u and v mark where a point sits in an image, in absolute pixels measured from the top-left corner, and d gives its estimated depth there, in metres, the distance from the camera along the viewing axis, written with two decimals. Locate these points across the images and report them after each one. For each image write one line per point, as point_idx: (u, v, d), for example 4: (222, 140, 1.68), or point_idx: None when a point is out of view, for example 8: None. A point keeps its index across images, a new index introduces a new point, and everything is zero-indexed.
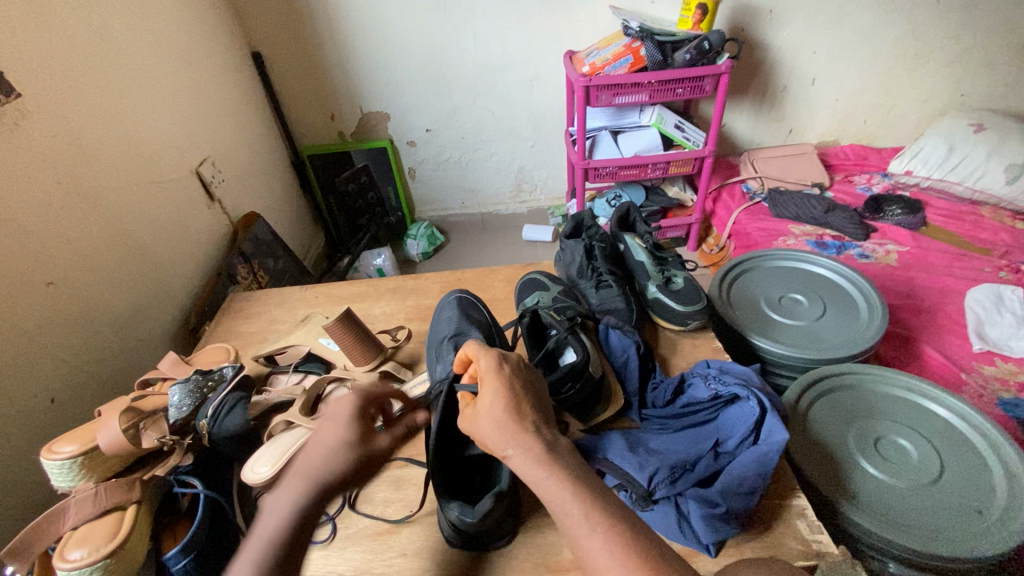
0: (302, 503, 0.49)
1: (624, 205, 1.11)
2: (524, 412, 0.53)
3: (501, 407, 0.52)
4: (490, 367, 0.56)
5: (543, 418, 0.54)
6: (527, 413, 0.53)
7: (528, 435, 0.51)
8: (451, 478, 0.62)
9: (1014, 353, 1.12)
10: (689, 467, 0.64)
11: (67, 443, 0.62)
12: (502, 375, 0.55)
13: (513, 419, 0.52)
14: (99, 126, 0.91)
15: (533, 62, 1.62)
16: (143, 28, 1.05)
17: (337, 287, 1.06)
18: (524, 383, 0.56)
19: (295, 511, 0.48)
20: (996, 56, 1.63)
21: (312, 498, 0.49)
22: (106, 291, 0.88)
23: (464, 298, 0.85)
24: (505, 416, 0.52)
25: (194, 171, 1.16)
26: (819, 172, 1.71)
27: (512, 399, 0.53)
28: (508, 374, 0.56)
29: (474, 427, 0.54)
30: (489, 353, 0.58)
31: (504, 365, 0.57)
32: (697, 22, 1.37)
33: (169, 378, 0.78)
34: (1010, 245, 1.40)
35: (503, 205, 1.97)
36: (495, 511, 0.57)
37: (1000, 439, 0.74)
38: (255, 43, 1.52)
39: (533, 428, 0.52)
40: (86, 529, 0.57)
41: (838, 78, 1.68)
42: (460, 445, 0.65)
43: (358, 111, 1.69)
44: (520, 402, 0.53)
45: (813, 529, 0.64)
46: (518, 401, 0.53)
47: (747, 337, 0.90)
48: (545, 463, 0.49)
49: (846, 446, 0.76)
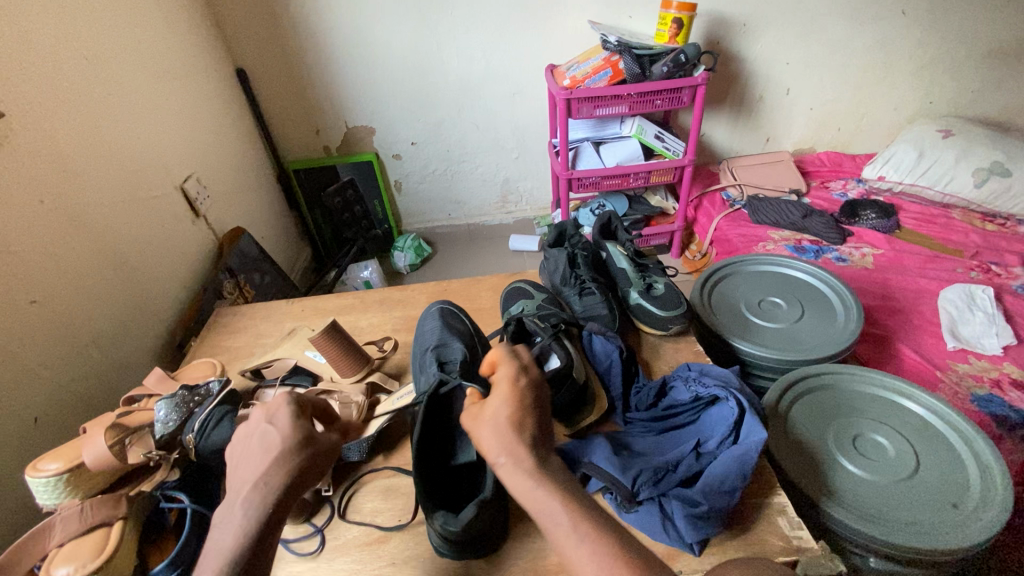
0: (254, 517, 0.46)
1: (605, 213, 1.13)
2: (526, 424, 0.53)
3: (506, 413, 0.53)
4: (509, 376, 0.57)
5: (543, 429, 0.54)
6: (527, 424, 0.53)
7: (518, 450, 0.51)
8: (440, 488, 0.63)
9: (986, 350, 1.16)
10: (671, 468, 0.66)
11: (52, 461, 0.62)
12: (515, 385, 0.56)
13: (517, 430, 0.52)
14: (83, 144, 0.91)
15: (515, 76, 1.65)
16: (126, 47, 1.06)
17: (324, 300, 1.06)
18: (535, 398, 0.56)
19: (249, 526, 0.46)
20: (960, 66, 1.70)
21: (267, 511, 0.47)
22: (90, 310, 0.88)
23: (447, 309, 0.87)
24: (506, 421, 0.52)
25: (179, 188, 1.16)
26: (796, 179, 1.75)
27: (518, 409, 0.54)
28: (523, 387, 0.56)
29: (476, 425, 0.54)
30: (511, 366, 0.58)
31: (521, 378, 0.57)
32: (673, 36, 1.42)
33: (155, 394, 0.78)
34: (980, 246, 1.45)
35: (489, 216, 1.99)
36: (478, 519, 0.57)
37: (972, 433, 0.77)
38: (239, 59, 1.53)
39: (526, 442, 0.52)
40: (72, 546, 0.56)
41: (811, 88, 1.73)
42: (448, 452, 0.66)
43: (343, 126, 1.71)
44: (527, 411, 0.54)
45: (794, 526, 0.65)
46: (523, 411, 0.54)
47: (728, 341, 0.92)
48: (533, 474, 0.50)
49: (826, 445, 0.77)
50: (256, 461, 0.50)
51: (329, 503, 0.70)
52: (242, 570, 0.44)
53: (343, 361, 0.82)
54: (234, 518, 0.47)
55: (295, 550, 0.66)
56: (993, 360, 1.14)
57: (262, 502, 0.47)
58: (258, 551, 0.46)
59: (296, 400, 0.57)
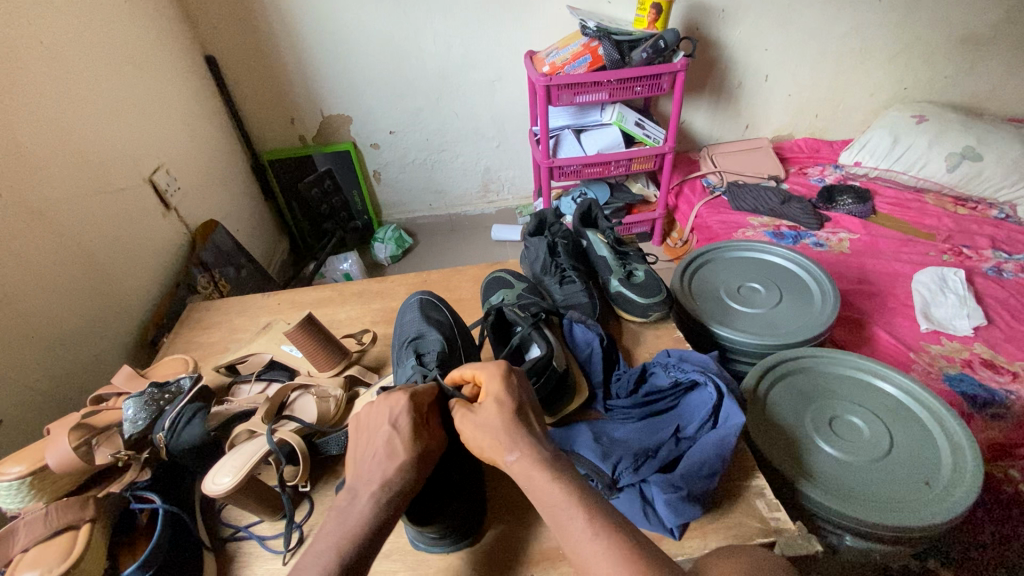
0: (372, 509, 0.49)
1: (586, 201, 1.12)
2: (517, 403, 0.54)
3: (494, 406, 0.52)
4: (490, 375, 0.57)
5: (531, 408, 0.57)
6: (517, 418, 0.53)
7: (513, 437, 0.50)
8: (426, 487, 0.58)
9: (958, 332, 1.19)
10: (651, 455, 0.66)
11: (14, 464, 0.59)
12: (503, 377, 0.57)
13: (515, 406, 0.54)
14: (46, 136, 0.88)
15: (495, 62, 1.62)
16: (86, 31, 1.01)
17: (300, 293, 1.04)
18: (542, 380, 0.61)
19: (368, 512, 0.48)
20: (934, 51, 1.72)
21: (385, 504, 0.49)
22: (54, 309, 0.85)
23: (424, 300, 0.84)
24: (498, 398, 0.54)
25: (147, 179, 1.12)
26: (775, 165, 1.77)
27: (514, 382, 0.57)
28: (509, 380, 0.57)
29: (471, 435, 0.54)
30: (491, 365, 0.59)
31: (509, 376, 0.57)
32: (653, 21, 1.40)
33: (125, 393, 0.76)
34: (953, 230, 1.48)
35: (470, 206, 1.98)
36: (460, 515, 0.60)
37: (944, 413, 0.78)
38: (208, 46, 1.48)
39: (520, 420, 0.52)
40: (38, 550, 0.54)
41: (790, 74, 1.74)
42: (452, 469, 0.60)
43: (319, 114, 1.67)
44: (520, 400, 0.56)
45: (772, 507, 0.66)
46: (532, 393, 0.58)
47: (708, 327, 0.93)
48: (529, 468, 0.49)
49: (803, 427, 0.79)
50: (377, 461, 0.51)
51: (308, 499, 0.70)
52: (360, 550, 0.46)
53: (321, 355, 0.80)
54: (358, 516, 0.48)
55: (272, 547, 0.65)
56: (964, 340, 1.17)
57: (382, 497, 0.49)
58: (373, 540, 0.47)
59: (412, 403, 0.55)
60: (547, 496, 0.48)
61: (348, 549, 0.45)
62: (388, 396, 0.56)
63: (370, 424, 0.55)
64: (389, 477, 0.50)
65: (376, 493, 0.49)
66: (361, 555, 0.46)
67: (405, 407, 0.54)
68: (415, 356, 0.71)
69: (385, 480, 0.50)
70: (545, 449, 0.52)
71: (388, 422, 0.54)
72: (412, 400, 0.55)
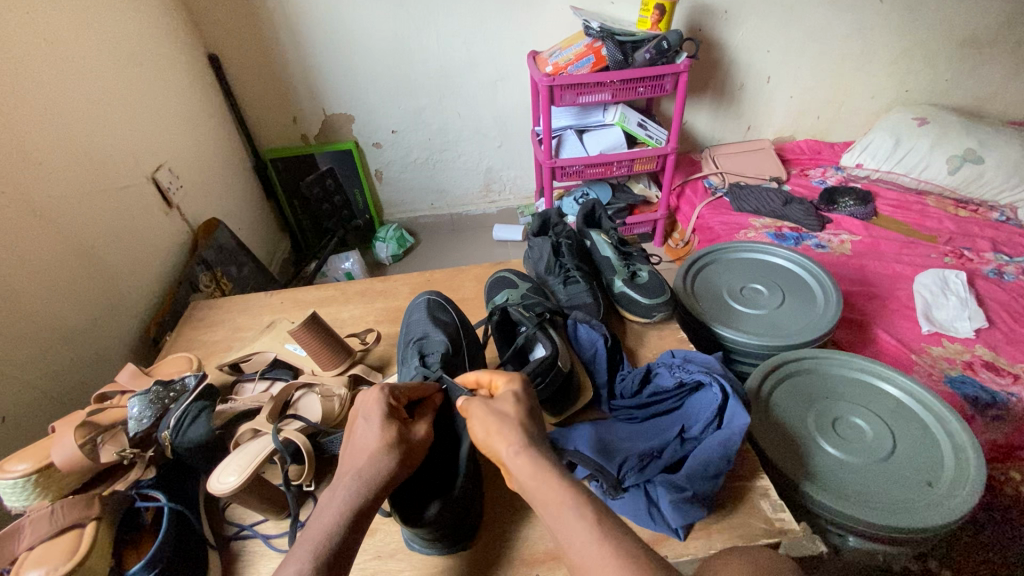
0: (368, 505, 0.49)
1: (590, 201, 1.12)
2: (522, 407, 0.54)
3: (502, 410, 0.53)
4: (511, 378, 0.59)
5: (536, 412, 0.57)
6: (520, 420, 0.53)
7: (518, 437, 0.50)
8: (410, 479, 0.59)
9: (959, 334, 1.19)
10: (656, 454, 0.67)
11: (20, 461, 0.59)
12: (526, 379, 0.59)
13: (517, 411, 0.54)
14: (48, 133, 0.87)
15: (497, 62, 1.62)
16: (88, 29, 1.00)
17: (303, 292, 1.04)
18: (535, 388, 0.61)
19: (350, 506, 0.48)
20: (936, 54, 1.72)
21: (367, 495, 0.49)
22: (56, 307, 0.85)
23: (432, 300, 0.84)
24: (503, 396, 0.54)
25: (150, 178, 1.12)
26: (777, 166, 1.77)
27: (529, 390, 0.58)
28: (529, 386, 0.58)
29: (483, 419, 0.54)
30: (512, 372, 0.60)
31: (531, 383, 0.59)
32: (656, 22, 1.40)
33: (129, 391, 0.75)
34: (955, 232, 1.48)
35: (472, 205, 1.98)
36: (451, 521, 0.59)
37: (946, 414, 0.79)
38: (210, 45, 1.48)
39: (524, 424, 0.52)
40: (43, 549, 0.54)
41: (792, 76, 1.74)
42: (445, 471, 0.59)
43: (321, 113, 1.67)
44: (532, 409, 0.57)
45: (776, 508, 0.66)
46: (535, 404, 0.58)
47: (711, 328, 0.93)
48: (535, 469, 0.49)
49: (806, 428, 0.79)
50: (353, 454, 0.52)
51: (312, 498, 0.70)
52: (339, 544, 0.46)
53: (325, 355, 0.80)
54: (346, 509, 0.48)
55: (276, 546, 0.65)
56: (965, 343, 1.18)
57: (364, 489, 0.50)
58: (352, 536, 0.47)
59: (387, 397, 0.56)
60: (550, 499, 0.48)
61: (328, 543, 0.46)
62: (367, 391, 0.57)
63: (352, 416, 0.57)
64: (363, 468, 0.51)
65: (353, 483, 0.50)
66: (338, 552, 0.45)
67: (381, 401, 0.55)
68: (420, 357, 0.71)
69: (359, 471, 0.51)
70: (550, 451, 0.52)
71: (363, 416, 0.55)
72: (387, 394, 0.56)
